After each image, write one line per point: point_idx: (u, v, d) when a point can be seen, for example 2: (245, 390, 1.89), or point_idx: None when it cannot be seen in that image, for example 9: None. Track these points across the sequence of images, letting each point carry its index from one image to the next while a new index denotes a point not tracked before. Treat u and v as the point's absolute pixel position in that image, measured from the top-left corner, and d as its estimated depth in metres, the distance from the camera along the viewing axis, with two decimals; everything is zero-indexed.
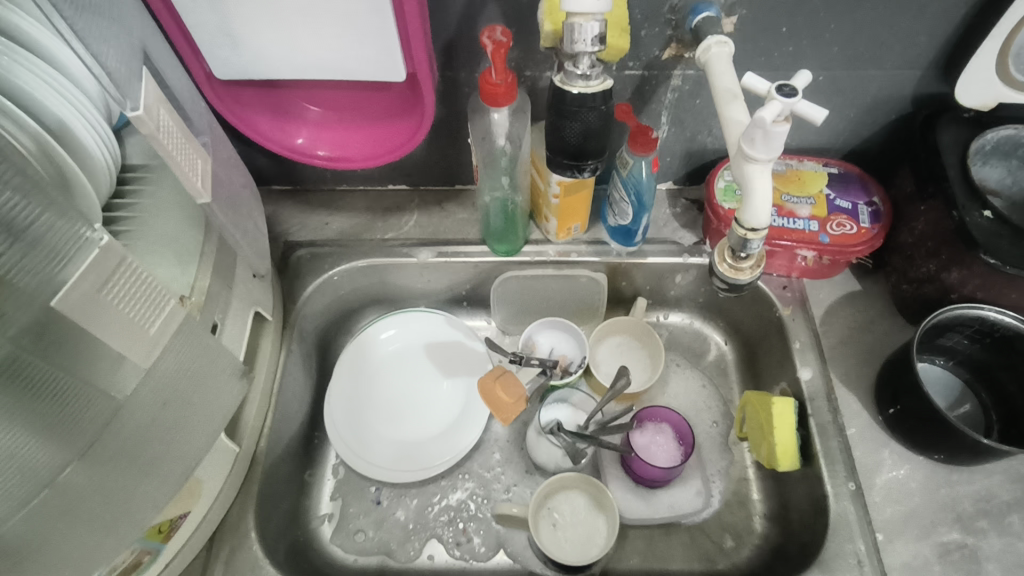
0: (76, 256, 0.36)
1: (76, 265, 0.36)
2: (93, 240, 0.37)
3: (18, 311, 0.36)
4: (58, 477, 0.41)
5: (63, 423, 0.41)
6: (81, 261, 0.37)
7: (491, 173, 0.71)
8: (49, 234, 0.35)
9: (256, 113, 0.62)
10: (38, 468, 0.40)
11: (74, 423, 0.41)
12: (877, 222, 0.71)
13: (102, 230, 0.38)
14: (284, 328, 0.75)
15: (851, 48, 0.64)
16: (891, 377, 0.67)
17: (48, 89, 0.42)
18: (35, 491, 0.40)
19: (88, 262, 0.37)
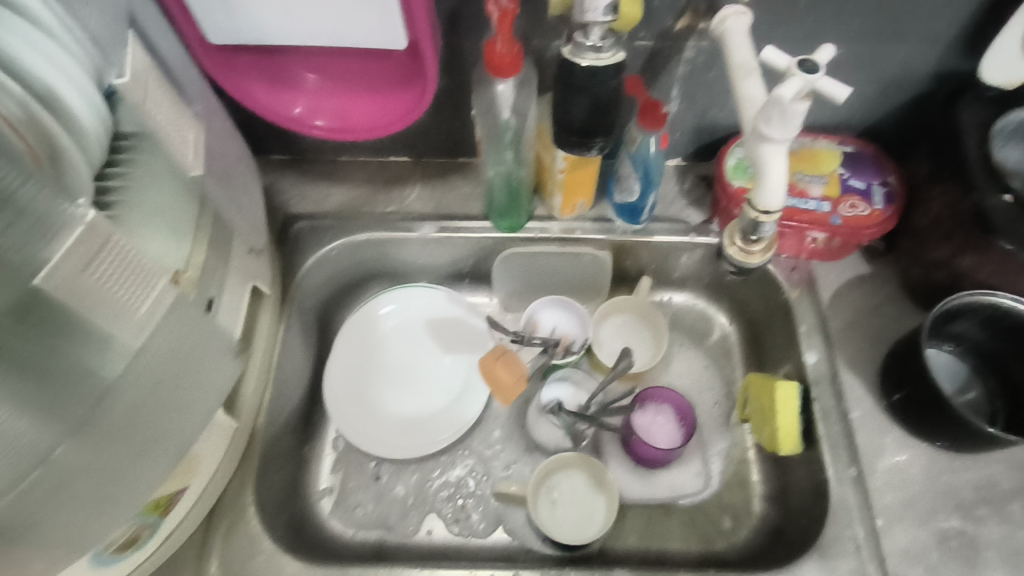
0: (60, 232, 0.34)
1: (61, 243, 0.33)
2: (76, 217, 0.34)
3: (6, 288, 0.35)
4: (52, 455, 0.40)
5: (53, 399, 0.40)
6: (67, 235, 0.34)
7: (495, 149, 0.69)
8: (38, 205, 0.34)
9: (251, 79, 0.60)
10: (30, 447, 0.39)
11: (67, 402, 0.40)
12: (890, 204, 0.69)
13: (88, 207, 0.35)
14: (282, 303, 0.74)
15: (874, 22, 0.61)
16: (898, 363, 0.66)
17: (36, 55, 0.41)
18: (29, 469, 0.40)
19: (76, 238, 0.34)
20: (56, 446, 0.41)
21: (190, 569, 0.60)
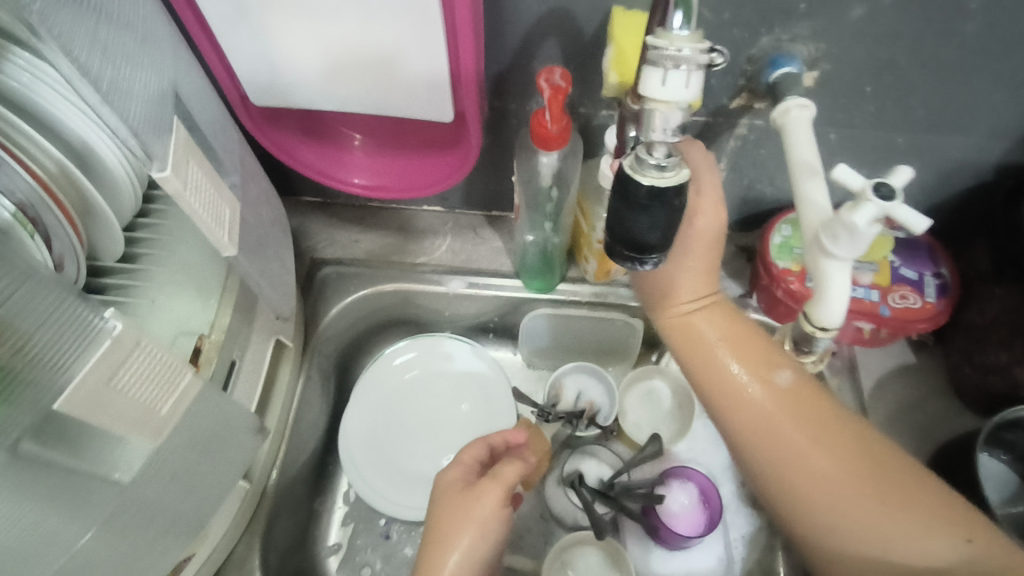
0: (84, 349, 0.32)
1: (84, 362, 0.32)
2: (103, 331, 0.33)
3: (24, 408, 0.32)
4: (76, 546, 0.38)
5: (74, 495, 0.37)
6: (91, 354, 0.32)
7: (534, 216, 0.68)
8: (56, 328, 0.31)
9: (288, 134, 0.58)
10: (51, 542, 0.37)
11: (84, 505, 0.38)
12: (944, 297, 0.66)
13: (114, 318, 0.33)
14: (303, 352, 0.72)
15: (942, 112, 0.58)
16: (943, 469, 0.62)
17: (71, 110, 0.43)
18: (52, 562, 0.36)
19: (100, 354, 0.32)
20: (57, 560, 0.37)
21: None
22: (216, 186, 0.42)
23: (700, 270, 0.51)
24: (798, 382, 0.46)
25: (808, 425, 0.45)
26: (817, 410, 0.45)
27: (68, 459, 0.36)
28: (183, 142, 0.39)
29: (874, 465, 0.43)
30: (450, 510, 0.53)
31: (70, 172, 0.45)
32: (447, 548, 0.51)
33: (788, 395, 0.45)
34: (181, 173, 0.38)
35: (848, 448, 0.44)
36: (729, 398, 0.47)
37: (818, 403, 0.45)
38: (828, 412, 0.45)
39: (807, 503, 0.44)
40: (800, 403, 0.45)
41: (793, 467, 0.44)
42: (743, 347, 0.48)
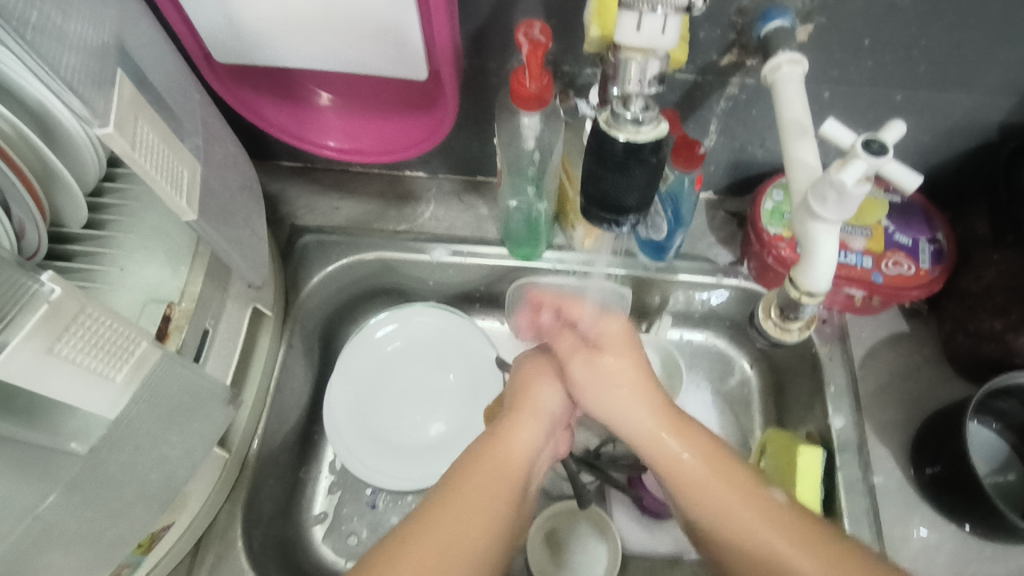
0: (18, 315, 0.30)
1: (18, 328, 0.30)
2: (40, 295, 0.31)
3: None
4: (42, 509, 0.37)
5: (34, 467, 0.36)
6: (26, 319, 0.30)
7: (516, 181, 0.65)
8: None
9: (258, 95, 0.55)
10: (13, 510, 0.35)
11: (41, 476, 0.37)
12: (938, 263, 0.64)
13: (53, 284, 0.31)
14: (284, 322, 0.70)
15: (940, 69, 0.55)
16: (932, 437, 0.62)
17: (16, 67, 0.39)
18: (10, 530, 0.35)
19: (33, 322, 0.30)
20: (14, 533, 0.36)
21: None
22: (171, 147, 0.40)
23: (628, 376, 0.57)
24: (711, 443, 0.52)
25: (715, 475, 0.49)
26: (728, 466, 0.50)
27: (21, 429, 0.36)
28: (130, 98, 0.36)
29: (804, 534, 0.45)
30: (533, 369, 0.62)
31: (28, 139, 0.42)
32: (529, 392, 0.60)
33: (707, 455, 0.51)
34: (127, 132, 0.35)
35: (783, 522, 0.46)
36: (666, 463, 0.52)
37: (744, 471, 0.50)
38: (736, 468, 0.50)
39: (729, 545, 0.47)
40: (717, 467, 0.50)
41: (717, 508, 0.48)
42: (673, 423, 0.53)
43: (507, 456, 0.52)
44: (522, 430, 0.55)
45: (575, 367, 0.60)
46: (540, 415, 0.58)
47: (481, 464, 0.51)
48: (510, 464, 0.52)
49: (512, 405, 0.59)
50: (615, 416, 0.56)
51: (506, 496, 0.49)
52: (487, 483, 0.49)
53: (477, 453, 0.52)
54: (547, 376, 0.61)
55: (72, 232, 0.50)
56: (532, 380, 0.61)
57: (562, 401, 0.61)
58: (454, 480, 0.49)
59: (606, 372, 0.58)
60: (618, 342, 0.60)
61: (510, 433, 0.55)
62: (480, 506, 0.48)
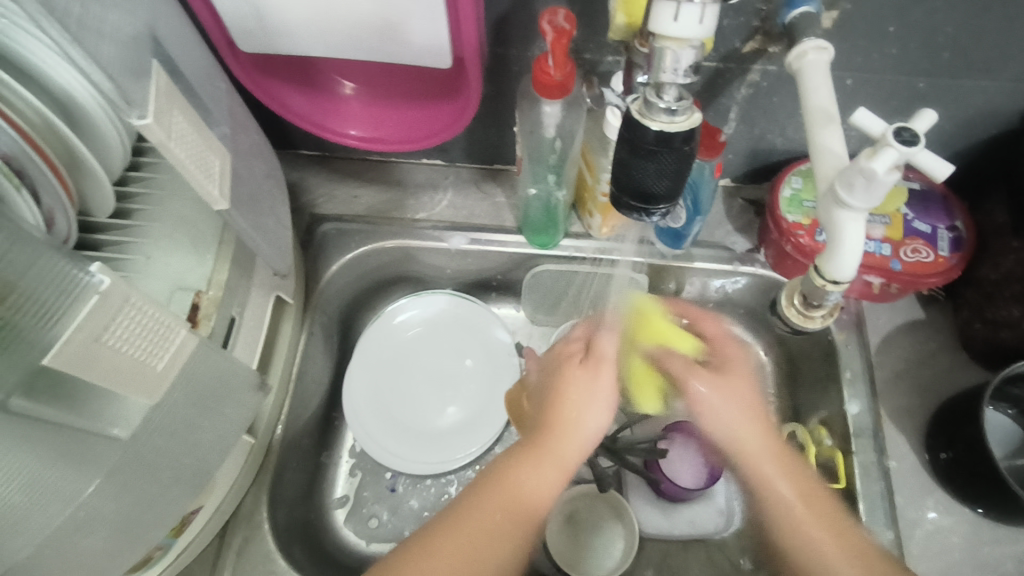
0: (71, 307, 0.31)
1: (71, 320, 0.31)
2: (91, 285, 0.31)
3: (13, 369, 0.31)
4: (82, 495, 0.38)
5: (74, 453, 0.37)
6: (81, 309, 0.31)
7: (536, 168, 0.66)
8: (37, 280, 0.30)
9: (282, 85, 0.56)
10: (58, 492, 0.37)
11: (81, 459, 0.38)
12: (957, 251, 0.64)
13: (101, 274, 0.32)
14: (304, 309, 0.71)
15: (964, 56, 0.55)
16: (947, 423, 0.62)
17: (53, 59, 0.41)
18: (60, 511, 0.37)
19: (87, 313, 0.31)
20: (65, 509, 0.37)
21: None
22: (201, 135, 0.40)
23: (747, 404, 0.60)
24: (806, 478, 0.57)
25: (810, 506, 0.55)
26: (829, 505, 0.55)
27: (61, 414, 0.36)
28: (164, 89, 0.37)
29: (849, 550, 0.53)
30: (565, 388, 0.56)
31: (51, 123, 0.42)
32: (569, 414, 0.54)
33: (809, 489, 0.56)
34: (163, 122, 0.36)
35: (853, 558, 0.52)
36: (772, 498, 0.56)
37: (830, 504, 0.55)
38: (828, 501, 0.56)
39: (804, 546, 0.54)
40: (815, 503, 0.56)
41: (797, 522, 0.55)
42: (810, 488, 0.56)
43: (523, 492, 0.50)
44: (547, 471, 0.51)
45: (696, 382, 0.63)
46: (570, 448, 0.53)
47: (486, 498, 0.50)
48: (524, 501, 0.50)
49: (537, 437, 0.53)
50: (716, 425, 0.60)
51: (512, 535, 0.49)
52: (492, 514, 0.49)
53: (481, 488, 0.51)
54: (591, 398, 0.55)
55: (99, 221, 0.50)
56: (572, 395, 0.55)
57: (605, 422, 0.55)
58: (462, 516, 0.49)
59: (732, 397, 0.61)
60: (725, 384, 0.62)
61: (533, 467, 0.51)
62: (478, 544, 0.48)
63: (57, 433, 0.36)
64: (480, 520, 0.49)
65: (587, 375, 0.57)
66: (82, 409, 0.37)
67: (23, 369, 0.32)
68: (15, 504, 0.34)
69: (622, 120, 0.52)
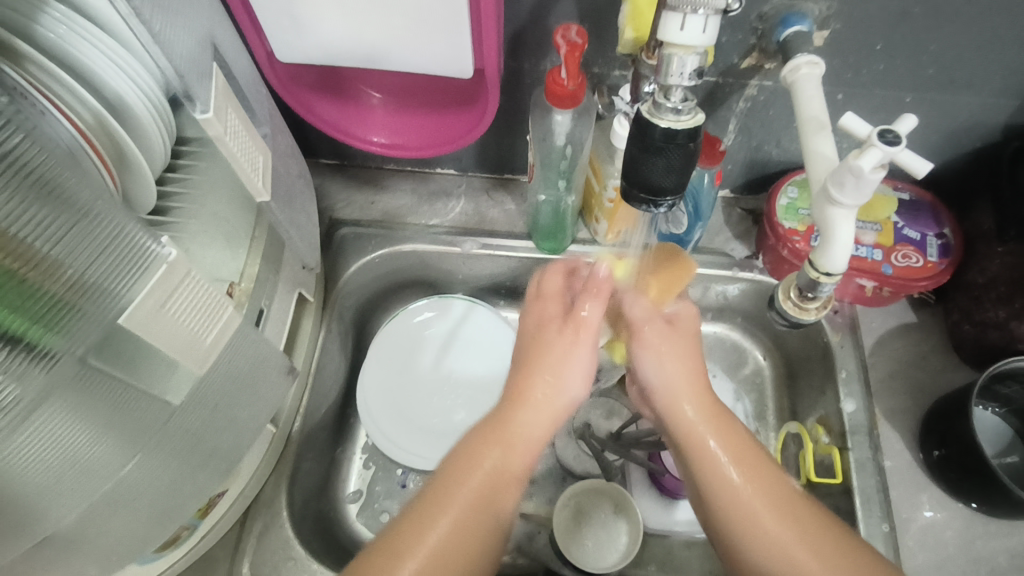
0: (144, 273, 0.35)
1: (144, 286, 0.35)
2: (161, 256, 0.36)
3: (87, 328, 0.35)
4: (122, 470, 0.41)
5: (132, 420, 0.41)
6: (150, 277, 0.36)
7: (548, 174, 0.69)
8: (116, 250, 0.34)
9: (313, 94, 0.60)
10: (103, 467, 0.40)
11: (136, 428, 0.41)
12: (945, 257, 0.67)
13: (169, 245, 0.37)
14: (324, 308, 0.74)
15: (947, 73, 0.59)
16: (939, 421, 0.65)
17: (104, 58, 0.44)
18: (100, 484, 0.41)
19: (157, 280, 0.35)
20: (128, 461, 0.42)
21: (224, 565, 0.62)
22: (251, 134, 0.44)
23: (684, 356, 0.58)
24: (741, 441, 0.54)
25: (753, 484, 0.52)
26: (788, 505, 0.51)
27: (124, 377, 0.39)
28: (222, 89, 0.41)
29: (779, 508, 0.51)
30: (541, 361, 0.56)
31: (104, 119, 0.43)
32: (540, 365, 0.56)
33: (736, 447, 0.54)
34: (222, 118, 0.40)
35: (786, 516, 0.50)
36: (714, 475, 0.53)
37: (765, 466, 0.53)
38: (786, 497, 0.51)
39: (757, 554, 0.50)
40: (756, 472, 0.53)
41: (747, 504, 0.51)
42: (740, 454, 0.53)
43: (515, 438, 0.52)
44: (529, 417, 0.54)
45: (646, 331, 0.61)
46: (548, 404, 0.55)
47: (490, 438, 0.52)
48: (542, 419, 0.54)
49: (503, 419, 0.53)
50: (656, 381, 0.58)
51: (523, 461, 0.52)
52: (513, 446, 0.52)
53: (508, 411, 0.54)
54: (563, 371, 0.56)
55: None
56: (545, 357, 0.57)
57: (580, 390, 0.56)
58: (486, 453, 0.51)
59: (667, 354, 0.59)
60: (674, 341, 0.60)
61: (536, 416, 0.54)
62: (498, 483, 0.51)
63: (119, 405, 0.39)
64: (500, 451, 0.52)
65: (570, 334, 0.58)
66: (142, 378, 0.40)
67: (99, 327, 0.35)
68: (64, 475, 0.38)
69: (629, 127, 0.57)
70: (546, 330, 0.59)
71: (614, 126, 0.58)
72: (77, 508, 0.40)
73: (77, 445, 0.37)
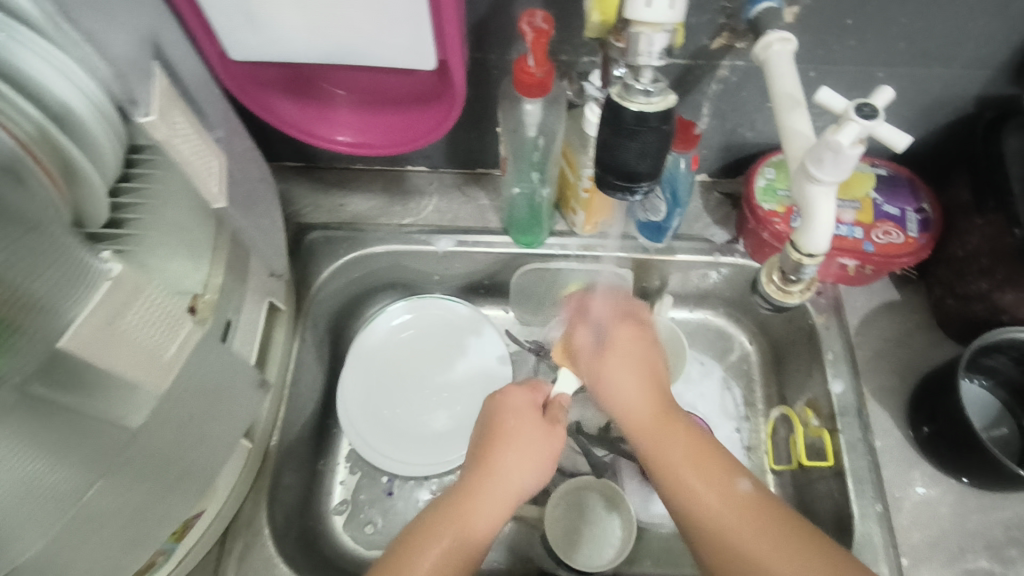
0: (86, 290, 0.33)
1: (87, 302, 0.33)
2: (103, 272, 0.34)
3: (27, 352, 0.32)
4: (85, 497, 0.39)
5: (86, 442, 0.39)
6: (93, 294, 0.33)
7: (521, 167, 0.68)
8: (54, 266, 0.32)
9: (270, 94, 0.57)
10: (62, 496, 0.38)
11: (93, 451, 0.40)
12: (925, 232, 0.67)
13: (112, 261, 0.35)
14: (296, 317, 0.71)
15: (919, 45, 0.59)
16: (928, 396, 0.64)
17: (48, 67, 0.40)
18: (61, 516, 0.38)
19: (101, 296, 0.33)
20: (95, 481, 0.39)
21: None
22: (202, 136, 0.44)
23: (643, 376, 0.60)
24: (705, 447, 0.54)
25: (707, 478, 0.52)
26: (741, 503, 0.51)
27: (73, 399, 0.37)
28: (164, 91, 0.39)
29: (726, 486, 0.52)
30: (504, 428, 0.58)
31: (48, 129, 0.40)
32: (511, 437, 0.57)
33: (697, 450, 0.54)
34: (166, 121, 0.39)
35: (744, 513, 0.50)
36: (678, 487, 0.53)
37: (715, 461, 0.53)
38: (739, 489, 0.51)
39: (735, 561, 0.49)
40: (701, 460, 0.53)
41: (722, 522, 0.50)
42: (702, 463, 0.53)
43: (498, 486, 0.54)
44: (507, 463, 0.56)
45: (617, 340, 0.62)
46: (515, 469, 0.56)
47: (466, 494, 0.53)
48: (512, 478, 0.55)
49: (476, 475, 0.55)
50: (615, 398, 0.60)
51: (492, 510, 0.53)
52: (487, 495, 0.54)
53: (477, 475, 0.55)
54: (520, 448, 0.57)
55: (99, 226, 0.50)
56: (512, 437, 0.57)
57: (537, 482, 0.57)
58: (452, 507, 0.52)
59: (623, 358, 0.61)
60: (629, 355, 0.61)
61: (508, 477, 0.55)
62: (475, 529, 0.52)
63: (69, 422, 0.38)
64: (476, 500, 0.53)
65: (545, 423, 0.60)
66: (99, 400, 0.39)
67: (39, 350, 0.33)
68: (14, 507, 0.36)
69: (599, 113, 0.55)
70: (520, 408, 0.60)
71: (586, 113, 0.56)
72: (46, 537, 0.37)
73: (27, 470, 0.36)
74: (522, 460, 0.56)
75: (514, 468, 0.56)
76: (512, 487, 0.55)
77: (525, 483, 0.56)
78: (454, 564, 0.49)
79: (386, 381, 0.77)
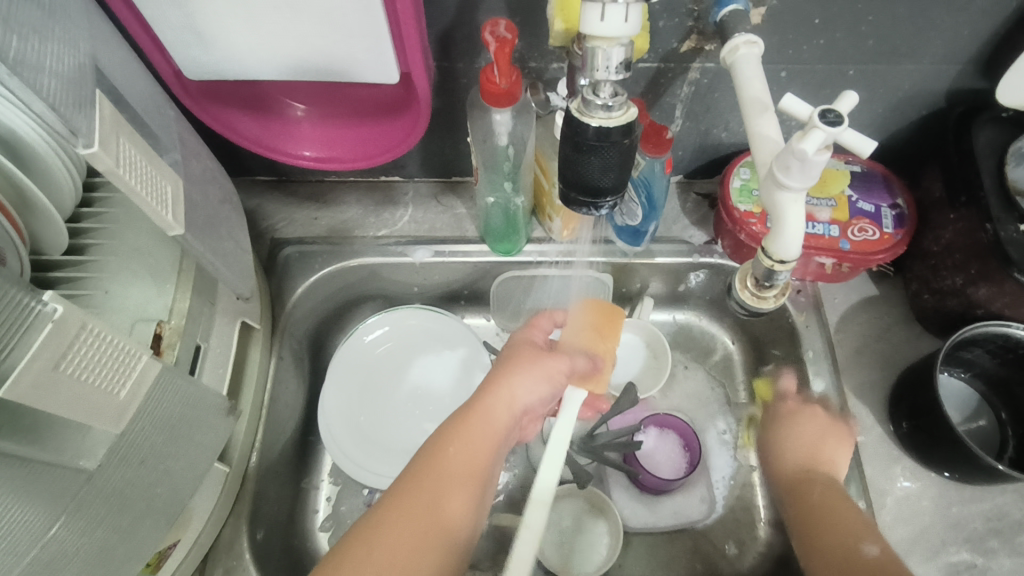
0: (26, 334, 0.32)
1: (28, 347, 0.32)
2: (45, 315, 0.32)
3: None
4: (47, 537, 0.38)
5: (46, 487, 0.38)
6: (34, 337, 0.32)
7: (492, 177, 0.67)
8: None
9: (232, 111, 0.56)
10: (24, 540, 0.36)
11: (55, 494, 0.38)
12: (901, 227, 0.67)
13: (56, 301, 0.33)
14: (272, 335, 0.70)
15: (887, 42, 0.58)
16: (907, 392, 0.64)
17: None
18: (22, 558, 0.36)
19: (43, 339, 0.32)
20: (58, 518, 0.38)
21: None
22: (152, 162, 0.42)
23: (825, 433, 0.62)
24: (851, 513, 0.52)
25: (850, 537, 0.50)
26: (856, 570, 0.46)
27: (24, 447, 0.37)
28: (108, 118, 0.38)
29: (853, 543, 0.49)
30: (514, 357, 0.61)
31: (1, 165, 0.38)
32: (511, 378, 0.58)
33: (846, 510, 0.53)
34: (111, 150, 0.38)
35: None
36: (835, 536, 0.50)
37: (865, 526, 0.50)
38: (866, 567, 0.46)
39: None
40: (838, 522, 0.51)
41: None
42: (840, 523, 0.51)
43: (484, 411, 0.55)
44: (506, 389, 0.57)
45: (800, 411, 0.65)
46: (512, 394, 0.57)
47: (461, 426, 0.54)
48: (492, 429, 0.55)
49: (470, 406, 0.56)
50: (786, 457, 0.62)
51: (465, 492, 0.51)
52: (466, 459, 0.52)
53: (473, 403, 0.56)
54: (525, 365, 0.59)
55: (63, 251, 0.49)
56: (516, 359, 0.60)
57: (540, 395, 0.59)
58: (440, 445, 0.52)
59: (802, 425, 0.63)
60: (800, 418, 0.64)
61: (503, 404, 0.57)
62: (457, 474, 0.51)
63: (22, 467, 0.36)
64: (466, 434, 0.54)
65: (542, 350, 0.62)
66: (50, 445, 0.38)
67: None
68: None
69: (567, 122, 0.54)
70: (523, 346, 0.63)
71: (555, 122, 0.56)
72: None
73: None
74: (523, 386, 0.58)
75: (510, 393, 0.57)
76: (510, 408, 0.57)
77: (524, 405, 0.58)
78: (422, 547, 0.47)
79: (366, 394, 0.76)
